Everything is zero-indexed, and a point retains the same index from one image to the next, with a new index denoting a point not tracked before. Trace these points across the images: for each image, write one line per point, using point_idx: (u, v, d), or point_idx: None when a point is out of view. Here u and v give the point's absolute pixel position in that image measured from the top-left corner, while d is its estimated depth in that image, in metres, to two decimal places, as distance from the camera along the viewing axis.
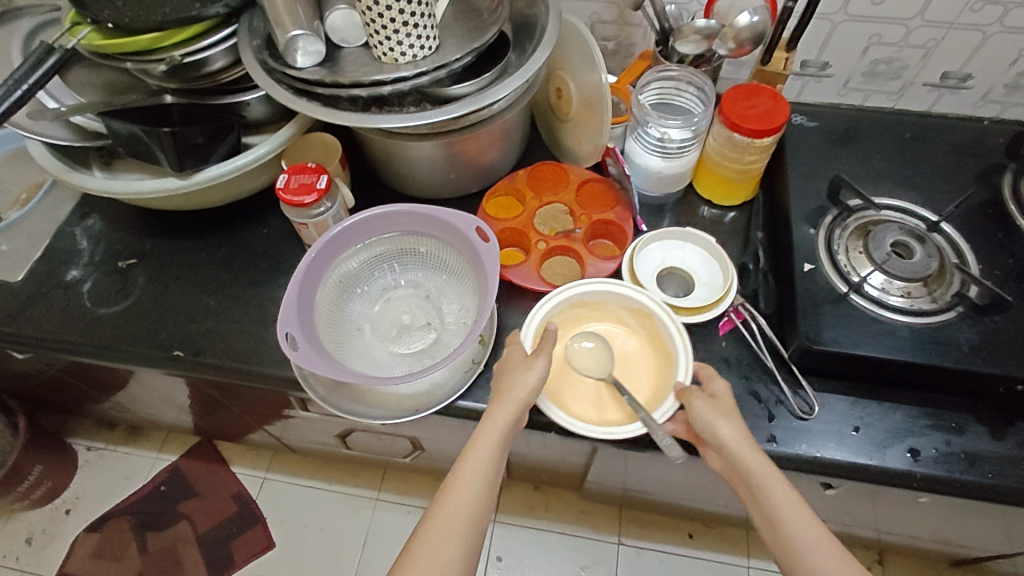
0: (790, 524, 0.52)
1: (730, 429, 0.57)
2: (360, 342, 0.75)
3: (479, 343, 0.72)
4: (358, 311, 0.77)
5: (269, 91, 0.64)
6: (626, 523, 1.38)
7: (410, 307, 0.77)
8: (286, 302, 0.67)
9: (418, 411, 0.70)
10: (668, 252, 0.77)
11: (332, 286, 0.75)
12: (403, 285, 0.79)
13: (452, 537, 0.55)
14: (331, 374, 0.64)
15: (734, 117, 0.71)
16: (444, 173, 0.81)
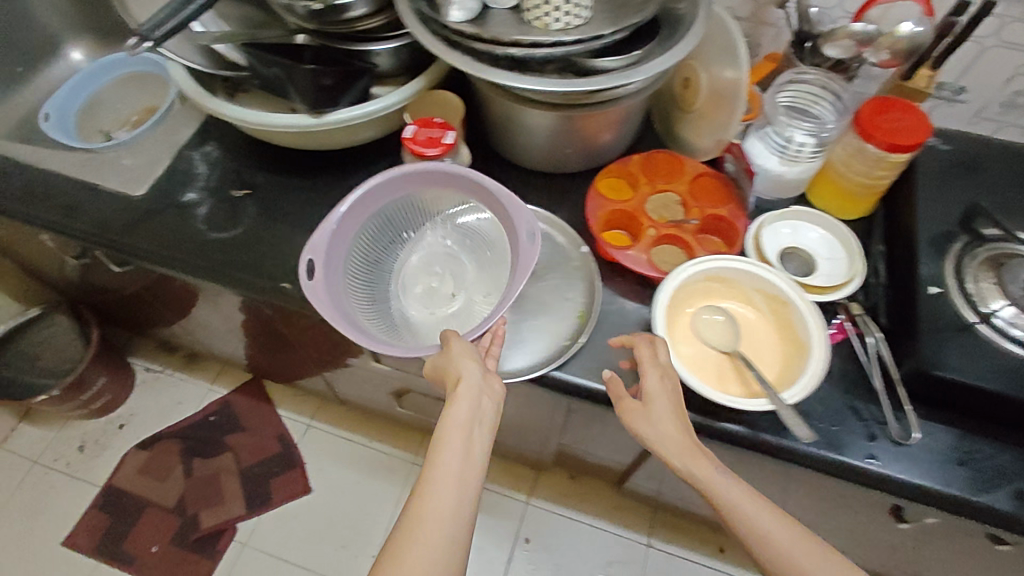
0: (759, 522, 0.52)
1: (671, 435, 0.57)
2: (388, 291, 0.76)
3: (580, 319, 0.72)
4: (397, 257, 0.78)
5: (420, 36, 0.64)
6: (657, 526, 1.37)
7: (478, 280, 0.76)
8: (321, 229, 0.68)
9: (514, 376, 0.70)
10: (795, 232, 0.76)
11: (376, 226, 0.75)
12: (447, 247, 0.79)
13: (438, 544, 0.54)
14: (333, 312, 0.65)
15: (870, 126, 0.70)
16: (559, 146, 0.80)
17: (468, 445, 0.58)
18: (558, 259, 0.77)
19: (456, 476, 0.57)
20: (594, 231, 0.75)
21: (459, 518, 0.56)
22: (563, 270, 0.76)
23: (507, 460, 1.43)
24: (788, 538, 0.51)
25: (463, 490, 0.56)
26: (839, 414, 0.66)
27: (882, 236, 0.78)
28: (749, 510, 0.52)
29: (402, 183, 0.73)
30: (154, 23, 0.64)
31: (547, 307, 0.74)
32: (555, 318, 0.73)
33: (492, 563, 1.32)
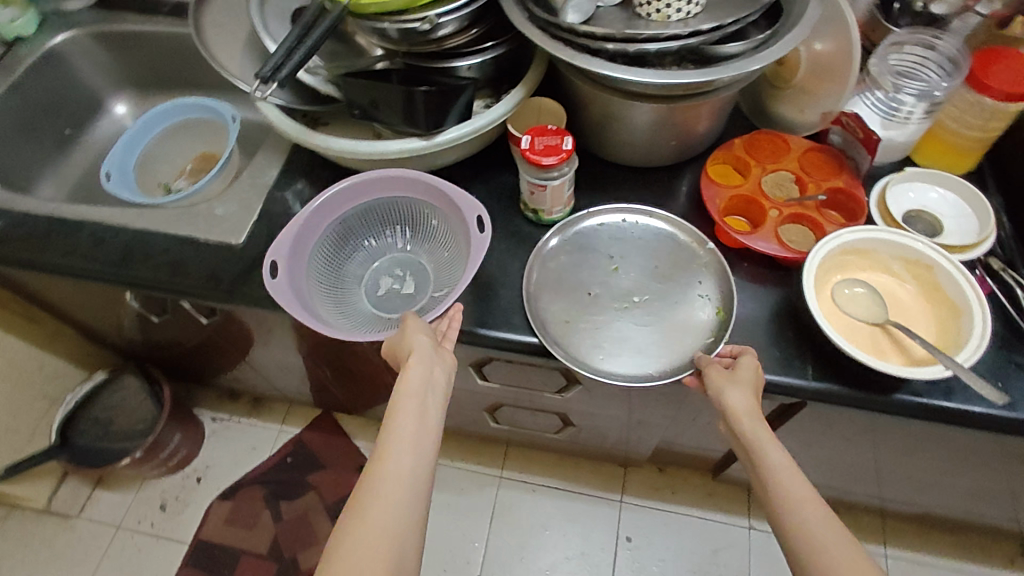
0: (788, 494, 0.55)
1: (744, 408, 0.61)
2: (351, 293, 0.77)
3: (717, 314, 0.72)
4: (358, 262, 0.80)
5: (531, 36, 0.63)
6: (755, 507, 1.36)
7: (603, 284, 0.75)
8: (286, 231, 0.71)
9: (664, 378, 0.68)
10: (918, 195, 0.75)
11: (337, 232, 0.78)
12: (409, 251, 0.81)
13: (394, 504, 0.55)
14: (293, 308, 0.67)
15: (987, 78, 0.69)
16: (663, 141, 0.79)
17: (422, 409, 0.61)
18: (684, 256, 0.76)
19: (413, 439, 0.59)
20: (716, 218, 0.74)
21: (415, 478, 0.57)
22: (691, 266, 0.75)
23: (594, 461, 1.42)
24: (815, 517, 0.53)
25: (418, 454, 0.58)
26: (1003, 370, 0.66)
27: (997, 189, 0.78)
28: (785, 483, 0.56)
29: (365, 189, 0.77)
30: (272, 65, 0.65)
31: (680, 306, 0.73)
32: (691, 315, 0.72)
33: (597, 566, 1.31)
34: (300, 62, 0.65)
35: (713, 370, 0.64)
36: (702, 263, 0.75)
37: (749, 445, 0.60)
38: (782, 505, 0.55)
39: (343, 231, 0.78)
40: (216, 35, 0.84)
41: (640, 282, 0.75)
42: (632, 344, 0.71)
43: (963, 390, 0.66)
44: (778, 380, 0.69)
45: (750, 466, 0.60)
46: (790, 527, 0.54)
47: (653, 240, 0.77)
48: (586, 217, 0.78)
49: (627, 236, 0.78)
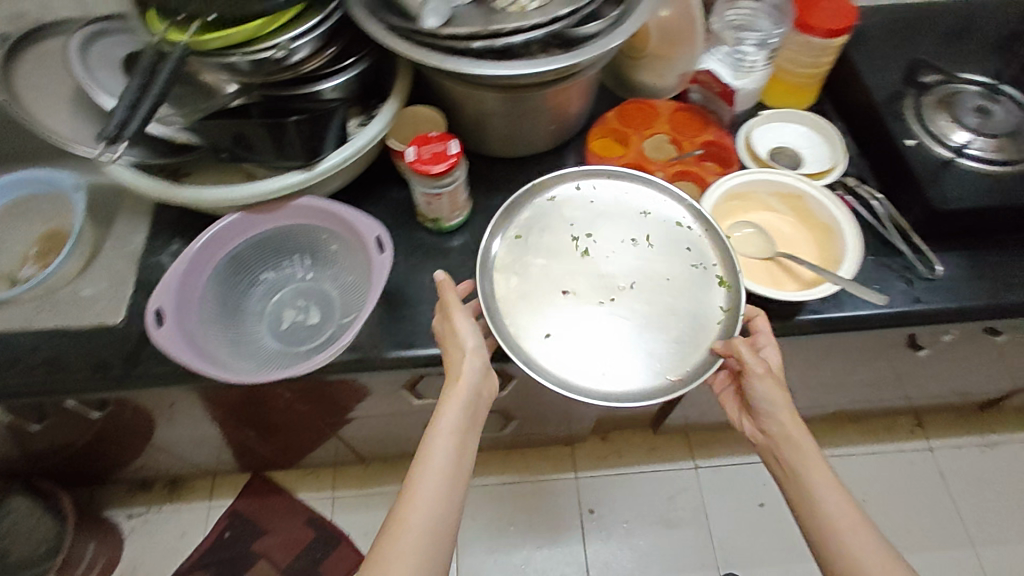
0: (828, 502, 0.61)
1: (789, 416, 0.66)
2: (251, 331, 0.70)
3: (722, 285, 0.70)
4: (257, 297, 0.72)
5: (396, 47, 0.63)
6: (696, 448, 1.44)
7: (578, 274, 0.72)
8: (168, 276, 0.63)
9: (686, 384, 0.66)
10: (776, 134, 0.83)
11: (229, 268, 0.70)
12: (309, 278, 0.74)
13: (420, 535, 0.58)
14: (186, 358, 0.60)
15: (808, 20, 0.78)
16: (544, 127, 0.81)
17: (459, 446, 0.63)
18: (664, 228, 0.74)
19: (448, 463, 0.62)
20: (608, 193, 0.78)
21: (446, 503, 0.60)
22: (671, 235, 0.74)
23: (541, 446, 1.44)
24: (845, 517, 0.60)
25: (450, 487, 0.61)
26: (877, 274, 0.74)
27: (837, 115, 0.87)
28: (825, 491, 0.62)
29: (254, 220, 0.70)
30: (118, 121, 0.58)
31: (678, 287, 0.71)
32: (691, 294, 0.71)
33: (568, 546, 1.34)
34: (150, 111, 0.59)
35: (762, 374, 0.65)
36: (687, 229, 0.74)
37: (792, 452, 0.65)
38: (814, 499, 0.62)
39: (237, 266, 0.71)
40: (34, 98, 0.75)
41: (616, 264, 0.73)
42: (627, 335, 0.69)
43: (852, 298, 0.73)
44: None
45: (781, 458, 0.66)
46: (828, 531, 0.60)
47: (623, 211, 0.75)
48: (537, 193, 0.76)
49: (592, 206, 0.76)
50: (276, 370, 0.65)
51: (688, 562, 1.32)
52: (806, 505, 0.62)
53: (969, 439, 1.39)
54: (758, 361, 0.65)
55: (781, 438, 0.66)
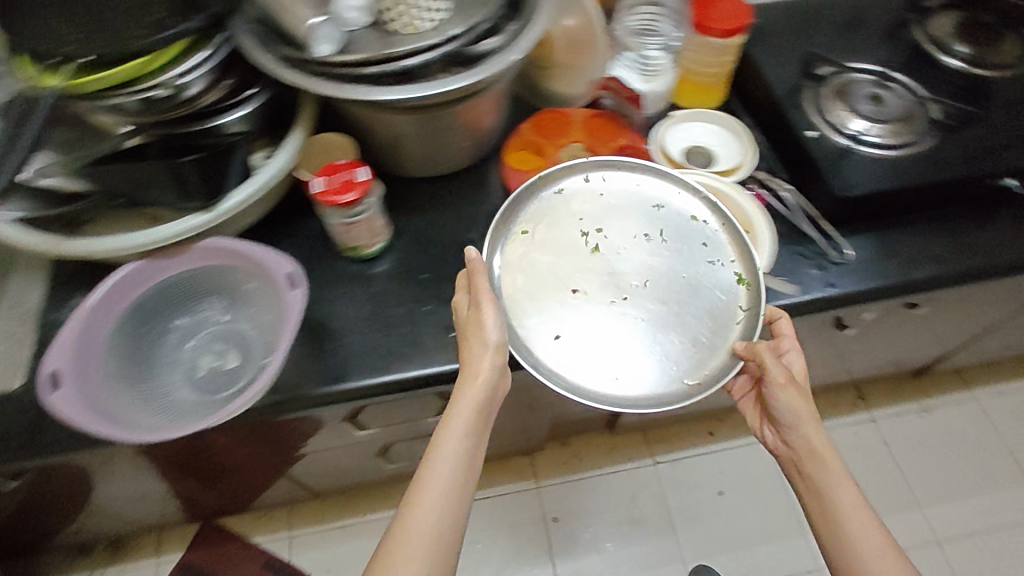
0: (849, 517, 0.62)
1: (812, 428, 0.66)
2: (164, 382, 0.66)
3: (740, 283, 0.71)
4: (170, 345, 0.69)
5: (290, 79, 0.61)
6: (653, 444, 1.45)
7: (587, 272, 0.72)
8: (63, 335, 0.60)
9: (704, 389, 0.66)
10: (687, 134, 0.84)
11: (135, 318, 0.67)
12: (225, 320, 0.71)
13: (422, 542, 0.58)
14: (85, 421, 0.56)
15: (703, 21, 0.80)
16: (459, 143, 0.80)
17: (466, 454, 0.62)
18: (679, 225, 0.75)
19: (458, 465, 0.61)
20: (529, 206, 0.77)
21: (452, 504, 0.60)
22: (686, 229, 0.75)
23: (501, 459, 1.43)
24: (865, 530, 0.61)
25: (455, 495, 0.60)
26: (793, 264, 0.76)
27: (745, 110, 0.89)
28: (848, 504, 0.63)
29: (158, 266, 0.67)
30: None
31: (695, 284, 0.72)
32: (707, 291, 0.72)
33: (536, 558, 1.33)
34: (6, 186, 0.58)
35: (784, 384, 0.66)
36: (701, 225, 0.75)
37: (816, 464, 0.65)
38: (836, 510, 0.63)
39: (145, 315, 0.68)
40: None
41: (629, 262, 0.73)
42: (641, 334, 0.69)
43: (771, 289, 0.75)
44: None
45: (801, 467, 0.67)
46: (847, 544, 0.61)
47: (635, 206, 0.76)
48: (542, 186, 0.76)
49: (600, 201, 0.76)
50: (187, 424, 0.61)
51: (656, 558, 1.33)
52: (827, 517, 0.63)
53: (906, 406, 1.47)
54: (781, 370, 0.66)
55: (805, 448, 0.66)
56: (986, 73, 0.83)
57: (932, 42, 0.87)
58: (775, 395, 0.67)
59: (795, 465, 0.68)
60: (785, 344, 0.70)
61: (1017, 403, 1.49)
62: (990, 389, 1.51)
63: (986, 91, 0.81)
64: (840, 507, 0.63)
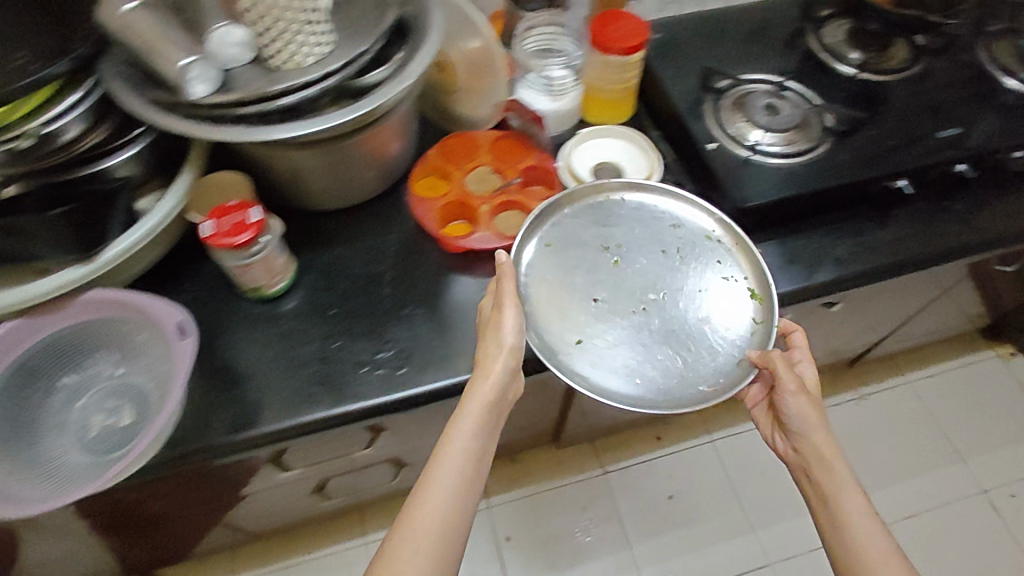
0: (857, 523, 0.63)
1: (821, 434, 0.68)
2: (52, 447, 0.63)
3: (753, 298, 0.72)
4: (59, 405, 0.66)
5: (165, 124, 0.58)
6: (603, 453, 1.45)
7: (605, 282, 0.74)
8: None
9: (719, 396, 0.67)
10: (595, 152, 0.84)
11: (15, 380, 0.63)
12: (118, 374, 0.67)
13: (429, 540, 0.58)
14: None
15: (603, 40, 0.80)
16: (363, 173, 0.79)
17: (474, 461, 0.62)
18: (691, 238, 0.76)
19: (464, 465, 0.61)
20: (434, 232, 0.76)
21: (458, 507, 0.60)
22: (702, 245, 0.76)
23: None
24: (870, 535, 0.63)
25: (465, 495, 0.61)
26: None
27: (652, 123, 0.90)
28: (854, 511, 0.64)
29: (38, 324, 0.64)
30: None
31: (711, 297, 0.73)
32: (723, 304, 0.73)
33: None
34: None
35: (795, 391, 0.68)
36: (715, 241, 0.76)
37: (824, 470, 0.67)
38: (841, 513, 0.64)
39: (27, 376, 0.64)
40: None
41: (649, 275, 0.74)
42: (662, 344, 0.71)
43: None
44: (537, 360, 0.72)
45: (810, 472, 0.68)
46: (853, 549, 0.63)
47: (653, 222, 0.77)
48: (562, 200, 0.77)
49: (619, 213, 0.78)
50: (75, 491, 0.58)
51: (611, 569, 1.33)
52: (833, 521, 0.65)
53: (842, 396, 1.51)
54: (793, 378, 0.67)
55: (814, 454, 0.68)
56: (877, 79, 0.86)
57: (827, 51, 0.90)
58: (785, 402, 0.69)
59: (802, 471, 0.70)
60: (797, 355, 0.74)
61: (947, 386, 1.55)
62: (921, 373, 1.57)
63: (877, 96, 0.84)
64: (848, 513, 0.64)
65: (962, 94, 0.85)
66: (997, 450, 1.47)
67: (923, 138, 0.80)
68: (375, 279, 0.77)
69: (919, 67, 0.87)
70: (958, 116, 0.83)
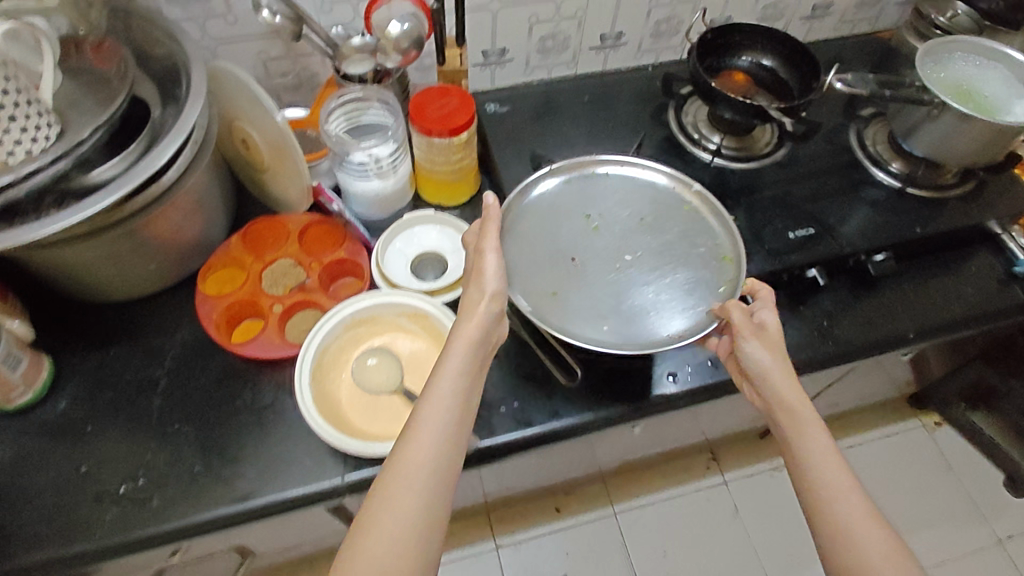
0: (824, 478, 0.55)
1: (784, 381, 0.59)
2: None
3: (724, 260, 0.72)
4: None
5: None
6: (497, 524, 1.33)
7: (585, 245, 0.73)
8: None
9: (685, 338, 0.66)
10: (416, 243, 0.76)
11: None
12: None
13: (413, 493, 0.50)
14: None
15: (423, 122, 0.72)
16: (142, 266, 0.70)
17: (456, 405, 0.54)
18: (669, 204, 0.77)
19: (452, 409, 0.53)
20: (217, 340, 0.68)
21: (446, 460, 0.52)
22: (681, 214, 0.76)
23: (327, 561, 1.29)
24: (843, 492, 0.54)
25: (451, 438, 0.52)
26: (516, 387, 0.71)
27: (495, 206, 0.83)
28: (822, 462, 0.55)
29: None
30: None
31: (683, 254, 0.73)
32: (693, 262, 0.72)
33: None
34: None
35: (751, 334, 0.61)
36: (691, 207, 0.76)
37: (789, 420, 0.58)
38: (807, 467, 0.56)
39: None
40: None
41: (627, 238, 0.74)
42: (635, 297, 0.70)
43: (489, 422, 0.69)
44: (309, 490, 0.63)
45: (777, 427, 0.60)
46: (823, 512, 0.54)
47: (635, 193, 0.78)
48: (551, 174, 0.78)
49: (604, 187, 0.78)
50: None
51: None
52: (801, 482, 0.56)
53: (759, 466, 1.40)
54: (747, 323, 0.62)
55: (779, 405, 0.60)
56: (732, 166, 0.81)
57: (691, 127, 0.86)
58: (744, 348, 0.61)
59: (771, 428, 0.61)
60: (758, 305, 0.64)
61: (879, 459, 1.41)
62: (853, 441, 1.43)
63: (725, 189, 0.79)
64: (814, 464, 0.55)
65: (825, 187, 0.80)
66: (926, 529, 1.34)
67: (770, 239, 0.75)
68: (149, 387, 0.68)
69: (783, 151, 0.82)
70: (810, 214, 0.77)
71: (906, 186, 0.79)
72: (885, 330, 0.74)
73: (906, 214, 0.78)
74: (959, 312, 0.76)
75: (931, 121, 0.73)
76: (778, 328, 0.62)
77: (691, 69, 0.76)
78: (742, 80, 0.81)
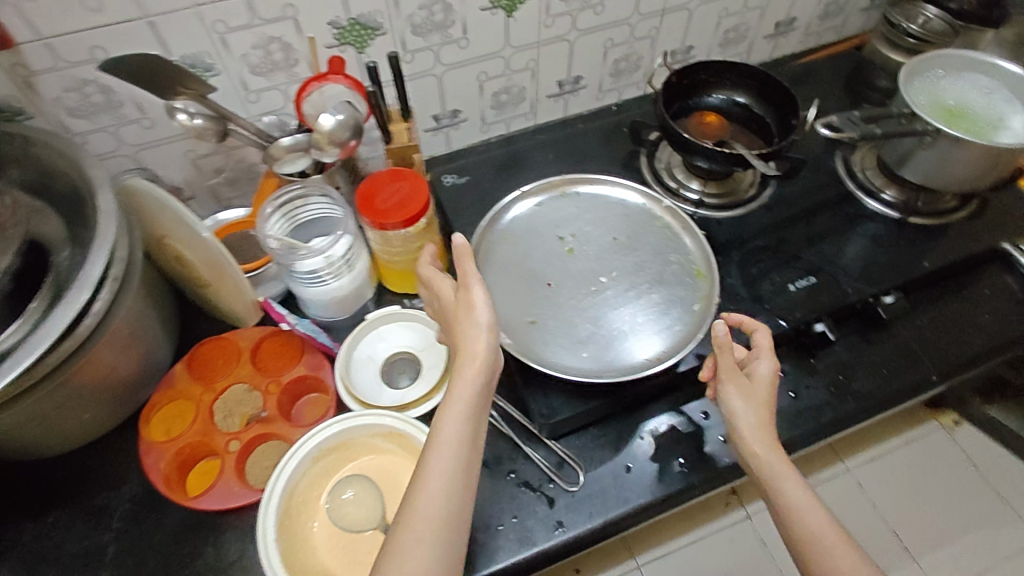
0: (811, 538, 0.49)
1: (758, 437, 0.54)
2: None
3: (697, 275, 0.69)
4: None
5: None
6: None
7: (563, 270, 0.70)
8: None
9: (661, 362, 0.63)
10: (383, 348, 0.69)
11: None
12: None
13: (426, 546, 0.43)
14: None
15: (374, 215, 0.64)
16: (74, 417, 0.59)
17: (468, 441, 0.47)
18: (641, 221, 0.74)
19: (462, 448, 0.47)
20: (169, 496, 0.60)
21: (458, 508, 0.45)
22: (653, 230, 0.74)
23: None
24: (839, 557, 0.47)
25: (464, 484, 0.46)
26: (512, 499, 0.63)
27: None
28: (813, 526, 0.49)
29: None
30: None
31: (656, 272, 0.70)
32: (667, 276, 0.70)
33: None
34: None
35: (729, 379, 0.56)
36: (661, 223, 0.74)
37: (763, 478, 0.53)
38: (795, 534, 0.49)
39: None
40: None
41: (602, 258, 0.71)
42: (611, 320, 0.67)
43: (487, 547, 0.60)
44: None
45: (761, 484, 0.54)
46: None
47: (606, 212, 0.75)
48: (522, 197, 0.75)
49: (572, 209, 0.75)
50: None
51: None
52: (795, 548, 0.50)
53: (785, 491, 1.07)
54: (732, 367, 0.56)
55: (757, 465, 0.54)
56: (714, 216, 0.75)
57: (666, 174, 0.80)
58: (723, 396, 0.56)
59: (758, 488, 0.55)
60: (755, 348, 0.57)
61: (904, 461, 1.07)
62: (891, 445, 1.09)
63: (712, 242, 0.73)
64: (797, 529, 0.49)
65: (817, 226, 0.74)
66: None
67: (768, 295, 0.68)
68: (95, 557, 0.60)
69: (768, 191, 0.77)
70: (806, 260, 0.71)
71: (906, 216, 0.74)
72: (905, 379, 0.67)
73: (909, 247, 0.72)
74: (983, 345, 0.69)
75: (925, 148, 0.67)
76: (769, 375, 0.56)
77: (659, 117, 0.69)
78: (716, 121, 0.76)
